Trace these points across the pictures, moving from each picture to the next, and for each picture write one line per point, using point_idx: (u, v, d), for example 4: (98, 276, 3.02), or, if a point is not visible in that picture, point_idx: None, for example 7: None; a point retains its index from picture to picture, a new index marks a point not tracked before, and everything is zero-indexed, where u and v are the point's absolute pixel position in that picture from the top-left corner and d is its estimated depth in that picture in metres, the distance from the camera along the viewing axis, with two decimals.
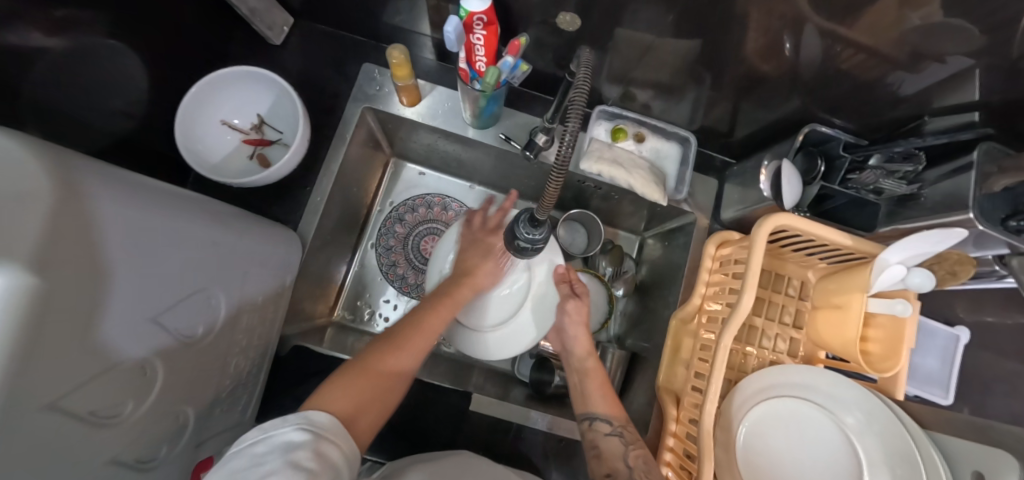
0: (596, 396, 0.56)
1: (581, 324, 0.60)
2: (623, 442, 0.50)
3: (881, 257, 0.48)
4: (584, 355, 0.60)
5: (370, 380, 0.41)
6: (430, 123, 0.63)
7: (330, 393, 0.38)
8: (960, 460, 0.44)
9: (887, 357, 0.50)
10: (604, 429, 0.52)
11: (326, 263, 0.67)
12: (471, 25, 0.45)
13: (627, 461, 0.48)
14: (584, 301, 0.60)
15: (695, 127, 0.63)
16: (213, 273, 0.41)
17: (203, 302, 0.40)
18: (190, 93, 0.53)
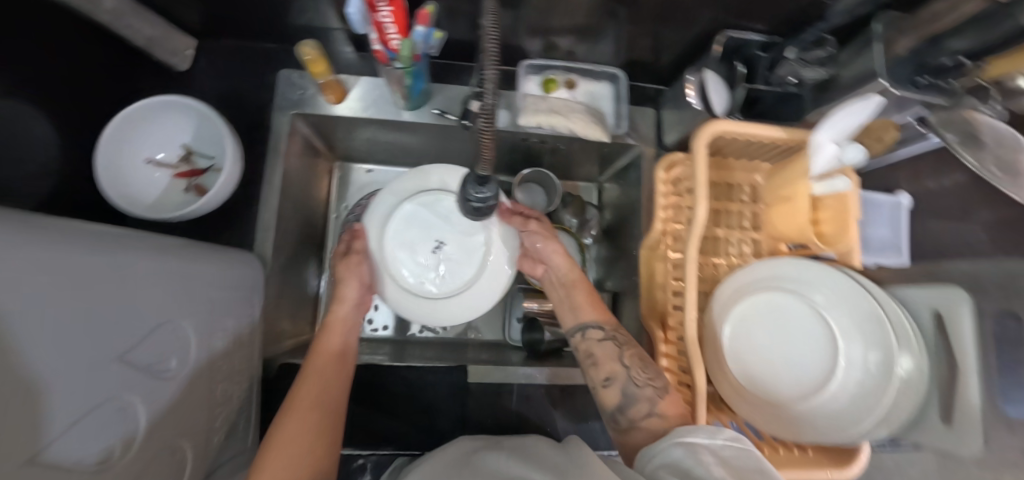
0: (584, 306, 0.58)
1: (552, 241, 0.61)
2: (614, 341, 0.54)
3: (814, 141, 0.51)
4: (565, 269, 0.61)
5: (286, 447, 0.41)
6: (363, 116, 0.62)
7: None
8: (914, 302, 0.49)
9: (840, 233, 0.53)
10: (597, 336, 0.55)
11: (295, 279, 0.66)
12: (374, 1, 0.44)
13: (623, 362, 0.52)
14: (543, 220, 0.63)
15: (622, 62, 0.64)
16: (173, 304, 0.40)
17: (171, 336, 0.39)
18: (104, 133, 0.51)
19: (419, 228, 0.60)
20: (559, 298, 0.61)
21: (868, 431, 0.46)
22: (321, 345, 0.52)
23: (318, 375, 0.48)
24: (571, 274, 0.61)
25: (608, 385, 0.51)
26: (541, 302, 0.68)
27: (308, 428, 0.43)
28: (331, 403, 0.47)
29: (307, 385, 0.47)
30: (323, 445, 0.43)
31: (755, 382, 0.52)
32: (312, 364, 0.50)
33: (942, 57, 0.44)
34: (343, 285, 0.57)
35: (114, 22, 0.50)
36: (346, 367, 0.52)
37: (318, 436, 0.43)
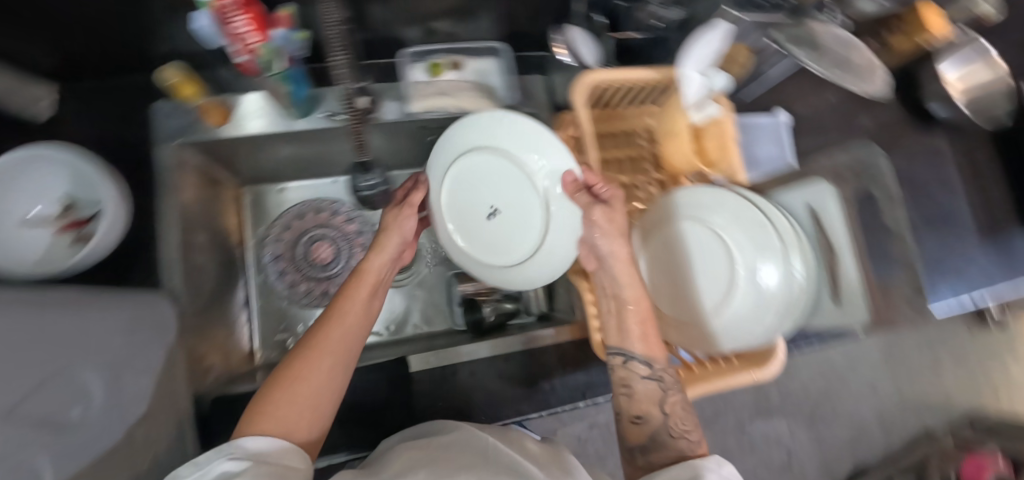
0: (635, 332, 0.48)
1: (615, 234, 0.47)
2: (664, 386, 0.46)
3: (681, 74, 0.53)
4: (628, 278, 0.47)
5: (293, 389, 0.40)
6: (252, 134, 0.60)
7: (262, 417, 0.38)
8: (789, 202, 0.53)
9: (724, 155, 0.57)
10: (641, 372, 0.47)
11: (216, 313, 0.63)
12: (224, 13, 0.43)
13: (662, 407, 0.46)
14: (614, 207, 0.48)
15: (503, 35, 0.65)
16: (62, 351, 0.38)
17: (69, 384, 0.38)
18: None
19: (477, 191, 0.58)
20: (606, 308, 0.50)
21: (776, 326, 0.50)
22: (352, 289, 0.49)
23: (343, 316, 0.46)
24: (634, 291, 0.47)
25: (639, 423, 0.47)
26: (476, 283, 0.70)
27: (325, 373, 0.42)
28: (349, 357, 0.45)
29: (331, 326, 0.45)
30: (329, 395, 0.42)
31: (678, 308, 0.55)
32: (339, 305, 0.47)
33: None
34: (391, 232, 0.56)
35: None
36: (370, 316, 0.49)
37: (325, 386, 0.42)
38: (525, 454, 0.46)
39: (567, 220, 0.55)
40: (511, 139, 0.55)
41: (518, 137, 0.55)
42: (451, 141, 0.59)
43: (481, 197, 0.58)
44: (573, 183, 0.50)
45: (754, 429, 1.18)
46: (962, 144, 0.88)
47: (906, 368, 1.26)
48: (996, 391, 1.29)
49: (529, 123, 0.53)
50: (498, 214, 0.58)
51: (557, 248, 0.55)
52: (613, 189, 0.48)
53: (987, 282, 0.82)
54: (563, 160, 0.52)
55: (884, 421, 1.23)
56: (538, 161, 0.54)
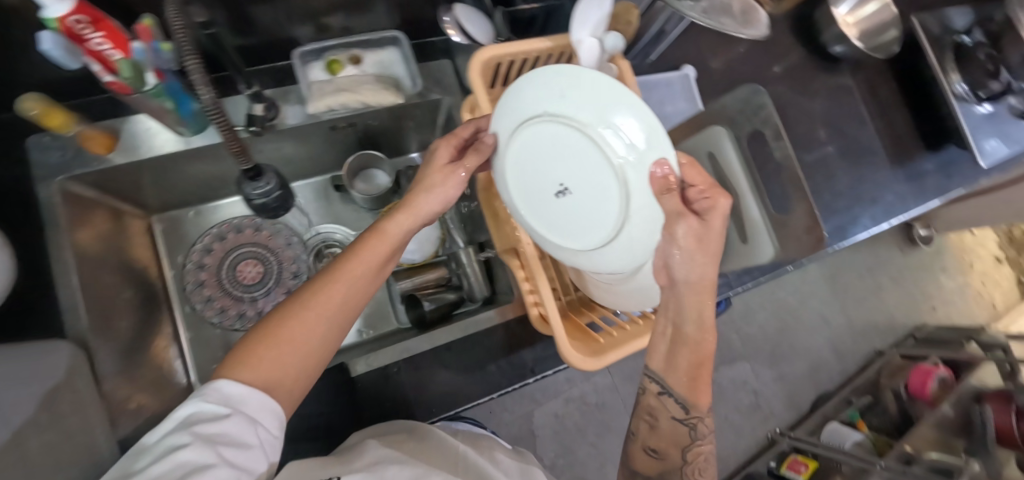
0: (681, 372, 0.45)
1: (696, 252, 0.39)
2: (694, 434, 0.47)
3: (575, 39, 0.52)
4: (693, 304, 0.42)
5: (281, 346, 0.37)
6: (145, 158, 0.57)
7: (243, 363, 0.36)
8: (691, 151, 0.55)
9: None
10: (675, 412, 0.47)
11: (139, 351, 0.60)
12: (78, 32, 0.39)
13: (683, 453, 0.48)
14: (704, 222, 0.39)
15: (400, 24, 0.64)
16: None
17: None
18: None
19: (537, 165, 0.43)
20: (660, 329, 0.46)
21: None
22: (365, 245, 0.44)
23: (353, 272, 0.43)
24: (697, 323, 0.44)
25: (655, 456, 0.49)
26: (414, 278, 0.69)
27: (318, 333, 0.40)
28: (343, 323, 0.42)
29: (335, 286, 0.41)
30: (317, 354, 0.40)
31: None
32: (349, 260, 0.43)
33: None
34: (424, 194, 0.47)
35: None
36: (375, 280, 0.46)
37: (316, 348, 0.40)
38: (492, 463, 0.52)
39: (643, 223, 0.41)
40: (592, 106, 0.39)
41: (602, 108, 0.38)
42: (507, 99, 0.42)
43: (545, 171, 0.43)
44: (665, 182, 0.37)
45: (721, 376, 1.24)
46: (864, 80, 0.93)
47: (849, 296, 1.35)
48: (931, 306, 1.40)
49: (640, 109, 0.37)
50: (566, 196, 0.43)
51: (626, 252, 0.43)
52: (717, 200, 0.38)
53: (899, 205, 0.88)
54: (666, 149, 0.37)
55: (836, 348, 1.32)
56: (626, 142, 0.38)
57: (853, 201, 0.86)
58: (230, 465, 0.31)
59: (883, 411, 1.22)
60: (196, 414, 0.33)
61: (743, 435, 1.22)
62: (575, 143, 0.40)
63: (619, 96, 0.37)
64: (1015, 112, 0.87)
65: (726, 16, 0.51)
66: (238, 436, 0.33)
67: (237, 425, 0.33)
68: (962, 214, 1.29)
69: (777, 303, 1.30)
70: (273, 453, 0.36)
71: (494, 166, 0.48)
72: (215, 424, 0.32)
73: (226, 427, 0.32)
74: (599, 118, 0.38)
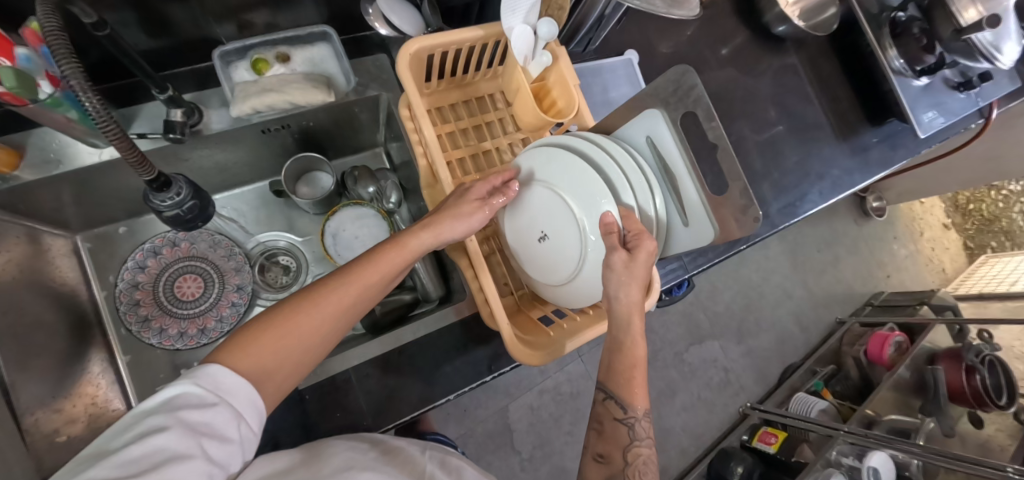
0: (618, 375, 0.47)
1: (627, 282, 0.45)
2: (633, 434, 0.46)
3: (506, 27, 0.51)
4: (629, 317, 0.47)
5: (280, 338, 0.35)
6: (61, 174, 0.53)
7: (238, 350, 0.33)
8: (630, 135, 0.53)
9: (568, 101, 0.55)
10: (616, 413, 0.47)
11: (70, 378, 0.56)
12: None
13: (626, 456, 0.46)
14: (636, 256, 0.44)
15: (330, 20, 0.61)
16: None
17: None
18: None
19: (524, 217, 0.55)
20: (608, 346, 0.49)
21: None
22: (385, 255, 0.44)
23: (368, 278, 0.42)
24: (625, 330, 0.47)
25: (600, 461, 0.47)
26: None
27: (319, 331, 0.38)
28: (342, 327, 0.41)
29: (348, 287, 0.40)
30: (314, 350, 0.38)
31: None
32: (363, 268, 0.42)
33: None
34: (450, 219, 0.47)
35: None
36: (384, 290, 0.44)
37: (313, 346, 0.38)
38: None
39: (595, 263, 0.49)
40: (558, 172, 0.51)
41: (569, 179, 0.50)
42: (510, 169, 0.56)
43: (531, 222, 0.54)
44: (607, 226, 0.46)
45: (690, 356, 1.27)
46: (807, 58, 0.95)
47: (809, 269, 1.39)
48: (885, 273, 1.46)
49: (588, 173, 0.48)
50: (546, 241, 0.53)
51: (586, 288, 0.51)
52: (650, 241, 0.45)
53: (846, 179, 0.90)
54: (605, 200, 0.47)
55: (800, 321, 1.36)
56: (582, 203, 0.49)
57: (802, 177, 0.88)
58: (209, 459, 0.27)
59: (844, 377, 1.23)
60: (179, 398, 0.29)
61: (715, 411, 1.25)
62: (551, 203, 0.52)
63: (574, 163, 0.49)
64: (949, 84, 0.90)
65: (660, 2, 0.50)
66: (219, 428, 0.29)
67: (222, 417, 0.30)
68: (911, 185, 1.34)
69: (741, 281, 1.34)
70: (246, 451, 0.33)
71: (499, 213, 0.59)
72: (200, 412, 0.29)
73: (210, 417, 0.29)
74: (566, 183, 0.50)
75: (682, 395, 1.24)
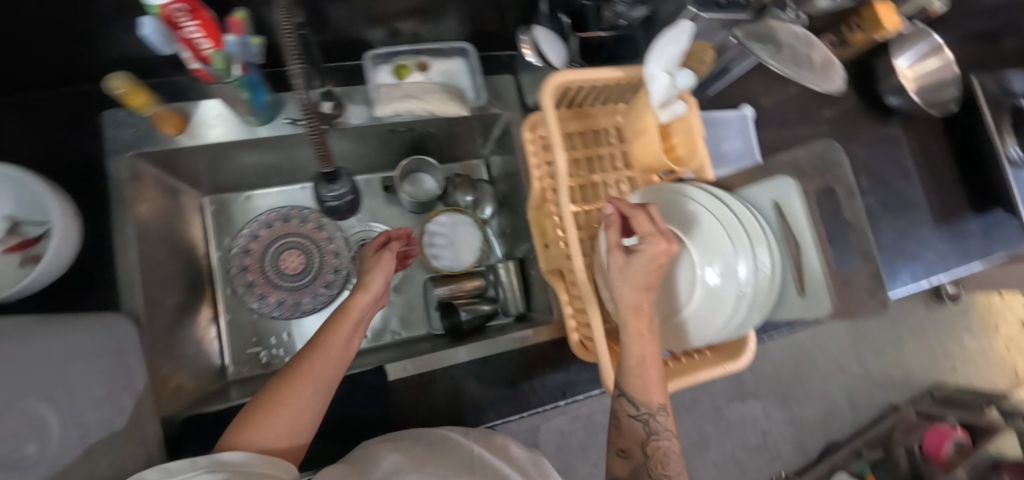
0: (636, 379, 0.46)
1: (631, 284, 0.44)
2: (648, 428, 0.48)
3: (648, 74, 0.53)
4: (633, 321, 0.45)
5: (275, 416, 0.40)
6: (211, 143, 0.59)
7: (244, 434, 0.38)
8: (756, 199, 0.54)
9: (690, 152, 0.57)
10: (630, 410, 0.48)
11: (181, 328, 0.60)
12: (173, 17, 0.39)
13: (644, 449, 0.49)
14: (656, 256, 0.43)
15: (467, 36, 0.64)
16: (19, 384, 0.36)
17: (27, 416, 0.36)
18: None
19: None
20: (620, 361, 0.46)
21: (737, 316, 0.49)
22: (335, 322, 0.47)
23: (334, 346, 0.46)
24: (633, 338, 0.45)
25: (620, 455, 0.51)
26: (453, 286, 0.69)
27: (309, 398, 0.42)
28: (325, 393, 0.44)
29: (319, 357, 0.44)
30: (310, 418, 0.42)
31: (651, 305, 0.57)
32: (325, 338, 0.46)
33: None
34: (377, 274, 0.52)
35: None
36: (351, 352, 0.48)
37: (307, 412, 0.42)
38: (507, 461, 0.50)
39: (713, 304, 0.50)
40: (680, 216, 0.54)
41: (695, 229, 0.53)
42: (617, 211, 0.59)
43: None
44: (610, 221, 0.46)
45: (731, 412, 1.23)
46: (915, 134, 0.92)
47: (869, 346, 1.33)
48: (951, 364, 1.37)
49: (712, 221, 0.52)
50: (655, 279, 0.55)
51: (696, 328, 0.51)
52: (656, 238, 0.43)
53: (941, 264, 0.86)
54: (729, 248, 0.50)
55: (851, 398, 1.30)
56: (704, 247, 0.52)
57: (894, 255, 0.85)
58: None
59: (893, 468, 1.22)
60: None
61: (748, 474, 1.21)
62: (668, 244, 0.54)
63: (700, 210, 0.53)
64: None
65: (794, 65, 0.50)
66: None
67: None
68: (997, 277, 1.26)
69: (795, 347, 1.27)
70: None
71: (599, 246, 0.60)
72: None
73: None
74: (687, 226, 0.54)
75: (717, 450, 1.21)
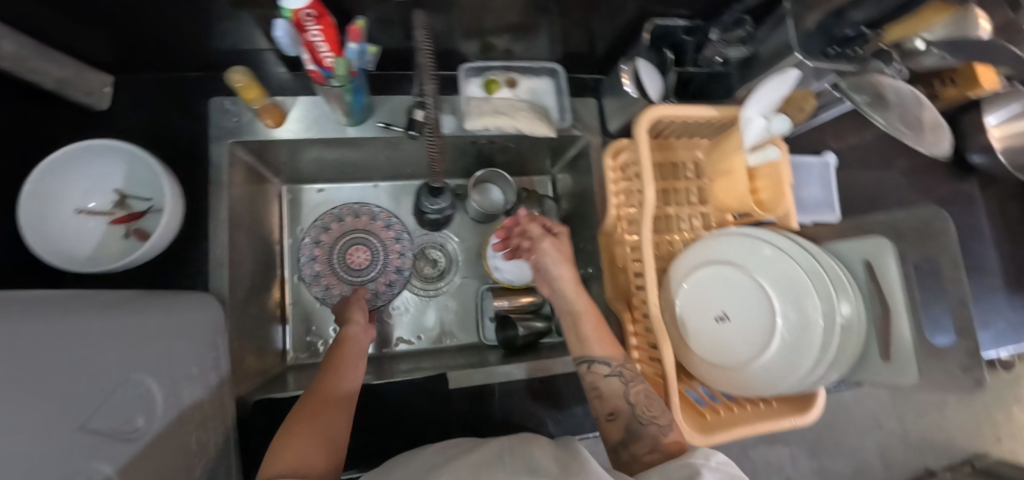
0: (591, 336, 0.54)
1: (563, 259, 0.59)
2: (624, 382, 0.51)
3: (744, 116, 0.53)
4: (574, 294, 0.57)
5: (298, 440, 0.43)
6: (306, 138, 0.60)
7: (275, 457, 0.41)
8: (845, 254, 0.52)
9: (777, 197, 0.56)
10: (603, 371, 0.52)
11: (254, 311, 0.63)
12: (302, 22, 0.42)
13: (628, 398, 0.51)
14: (562, 238, 0.61)
15: (559, 57, 0.64)
16: (134, 362, 0.38)
17: (137, 393, 0.37)
18: (34, 175, 0.46)
19: (707, 295, 0.56)
20: (566, 327, 0.57)
21: (815, 373, 0.48)
22: (332, 362, 0.55)
23: (339, 378, 0.52)
24: (578, 306, 0.56)
25: (611, 421, 0.51)
26: (511, 298, 0.70)
27: (331, 425, 0.46)
28: (342, 423, 0.48)
29: (329, 389, 0.50)
30: (332, 440, 0.45)
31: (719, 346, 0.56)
32: (328, 373, 0.53)
33: (848, 27, 0.49)
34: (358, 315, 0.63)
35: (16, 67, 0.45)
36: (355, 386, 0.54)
37: (329, 435, 0.45)
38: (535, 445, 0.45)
39: (790, 356, 0.49)
40: (760, 262, 0.53)
41: (778, 277, 0.52)
42: (691, 248, 0.58)
43: (715, 300, 0.55)
44: (530, 217, 0.63)
45: (756, 453, 1.20)
46: (996, 196, 0.89)
47: (911, 405, 1.28)
48: (997, 436, 1.31)
49: (800, 271, 0.50)
50: (728, 321, 0.54)
51: (769, 377, 0.50)
52: (560, 226, 0.63)
53: (1010, 335, 0.83)
54: (814, 303, 0.49)
55: (884, 457, 1.25)
56: (787, 296, 0.51)
57: None
58: None
59: None
60: None
61: None
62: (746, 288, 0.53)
63: (788, 259, 0.51)
64: None
65: (894, 114, 0.50)
66: None
67: None
68: None
69: (832, 399, 1.23)
70: None
71: (671, 280, 0.59)
72: None
73: None
74: (769, 273, 0.52)
75: None
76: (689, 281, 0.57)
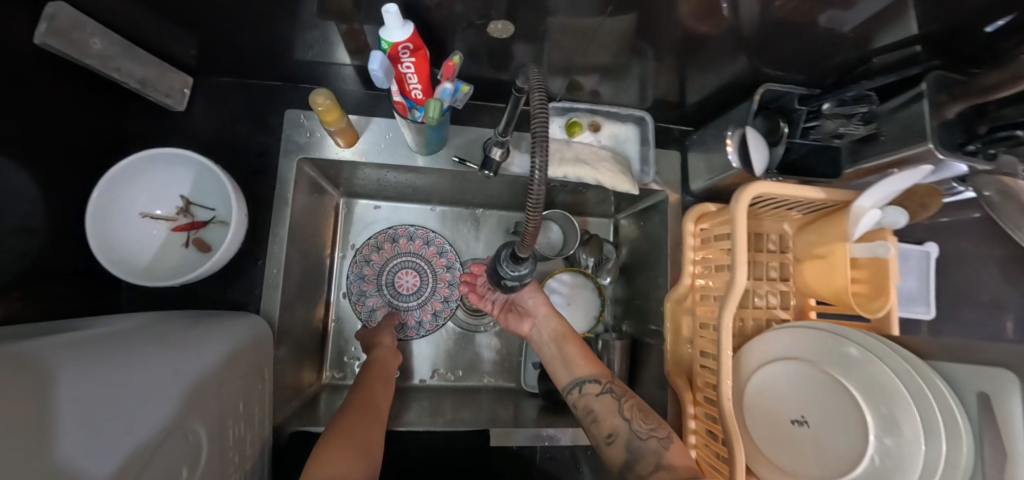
0: (576, 361, 0.56)
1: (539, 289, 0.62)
2: (615, 398, 0.52)
3: (857, 206, 0.49)
4: (551, 321, 0.60)
5: (340, 449, 0.42)
6: (373, 161, 0.58)
7: (318, 463, 0.40)
8: (956, 381, 0.46)
9: (877, 296, 0.50)
10: (593, 390, 0.53)
11: (300, 329, 0.61)
12: (398, 56, 0.40)
13: (623, 416, 0.50)
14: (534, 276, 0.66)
15: (648, 104, 0.60)
16: (194, 408, 0.35)
17: (189, 442, 0.34)
18: (106, 178, 0.45)
19: (784, 392, 0.51)
20: (550, 355, 0.59)
21: None
22: (367, 376, 0.56)
23: (373, 393, 0.52)
24: (558, 334, 0.59)
25: (611, 444, 0.49)
26: None
27: (369, 439, 0.45)
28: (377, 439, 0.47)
29: (365, 404, 0.50)
30: (371, 455, 0.44)
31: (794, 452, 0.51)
32: (362, 388, 0.53)
33: (994, 125, 0.44)
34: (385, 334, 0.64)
35: (102, 67, 0.44)
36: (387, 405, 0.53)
37: (368, 449, 0.44)
38: None
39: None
40: (846, 365, 0.48)
41: (872, 388, 0.46)
42: (770, 338, 0.54)
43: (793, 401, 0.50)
44: None
45: None
46: None
47: None
48: None
49: (901, 387, 0.44)
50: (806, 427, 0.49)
51: None
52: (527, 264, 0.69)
53: None
54: (912, 426, 0.43)
55: None
56: (880, 412, 0.44)
57: None
58: None
59: None
60: None
61: None
62: (830, 394, 0.48)
63: (884, 369, 0.45)
64: None
65: None
66: None
67: None
68: None
69: None
70: None
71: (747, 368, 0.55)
72: None
73: None
74: (858, 382, 0.47)
75: None
76: (766, 372, 0.53)
